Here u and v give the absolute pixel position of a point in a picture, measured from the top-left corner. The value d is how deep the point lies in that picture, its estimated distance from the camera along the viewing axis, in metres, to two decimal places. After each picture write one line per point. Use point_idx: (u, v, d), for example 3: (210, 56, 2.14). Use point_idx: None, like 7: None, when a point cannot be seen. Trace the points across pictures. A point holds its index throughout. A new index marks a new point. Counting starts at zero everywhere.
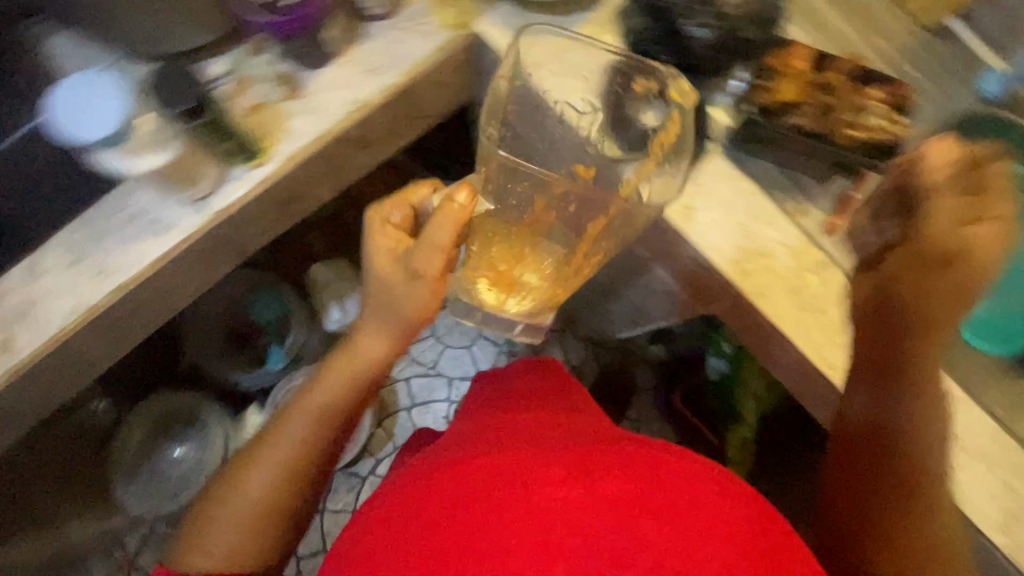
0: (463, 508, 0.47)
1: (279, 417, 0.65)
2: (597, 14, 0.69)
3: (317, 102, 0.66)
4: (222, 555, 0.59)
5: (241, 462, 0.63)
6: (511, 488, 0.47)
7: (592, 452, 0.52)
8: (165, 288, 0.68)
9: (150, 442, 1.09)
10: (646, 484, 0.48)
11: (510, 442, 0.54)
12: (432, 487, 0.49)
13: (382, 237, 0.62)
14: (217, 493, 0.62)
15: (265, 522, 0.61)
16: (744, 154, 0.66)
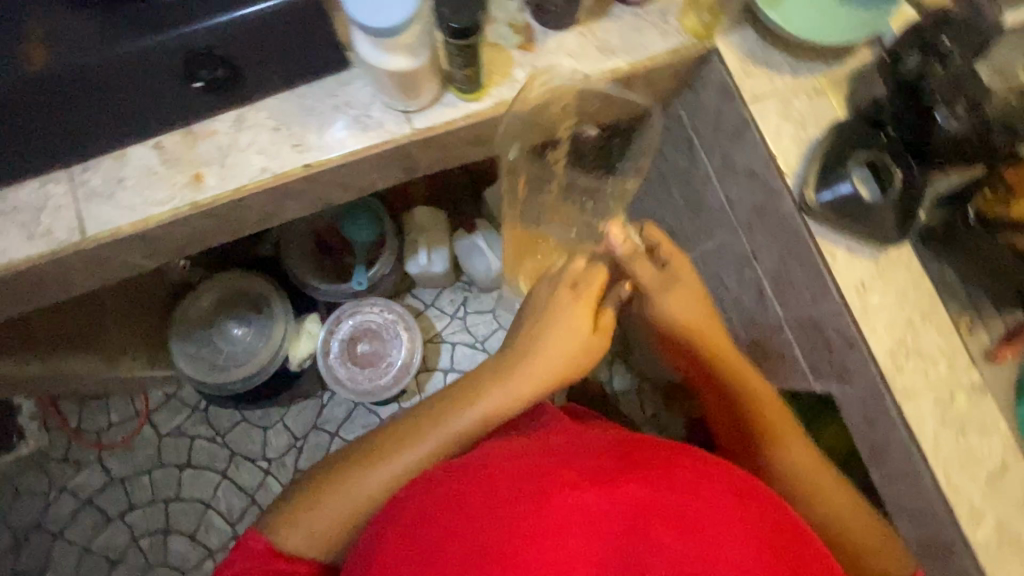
0: (483, 516, 0.44)
1: (408, 425, 0.61)
2: (832, 68, 0.68)
3: (544, 61, 0.67)
4: (313, 546, 0.57)
5: (358, 457, 0.59)
6: (526, 487, 0.46)
7: (610, 454, 0.50)
8: (338, 181, 0.70)
9: (216, 312, 1.25)
10: (673, 486, 0.46)
11: (528, 446, 0.53)
12: (453, 494, 0.47)
13: (576, 305, 0.65)
14: (326, 478, 0.59)
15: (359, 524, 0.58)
16: (934, 256, 0.65)
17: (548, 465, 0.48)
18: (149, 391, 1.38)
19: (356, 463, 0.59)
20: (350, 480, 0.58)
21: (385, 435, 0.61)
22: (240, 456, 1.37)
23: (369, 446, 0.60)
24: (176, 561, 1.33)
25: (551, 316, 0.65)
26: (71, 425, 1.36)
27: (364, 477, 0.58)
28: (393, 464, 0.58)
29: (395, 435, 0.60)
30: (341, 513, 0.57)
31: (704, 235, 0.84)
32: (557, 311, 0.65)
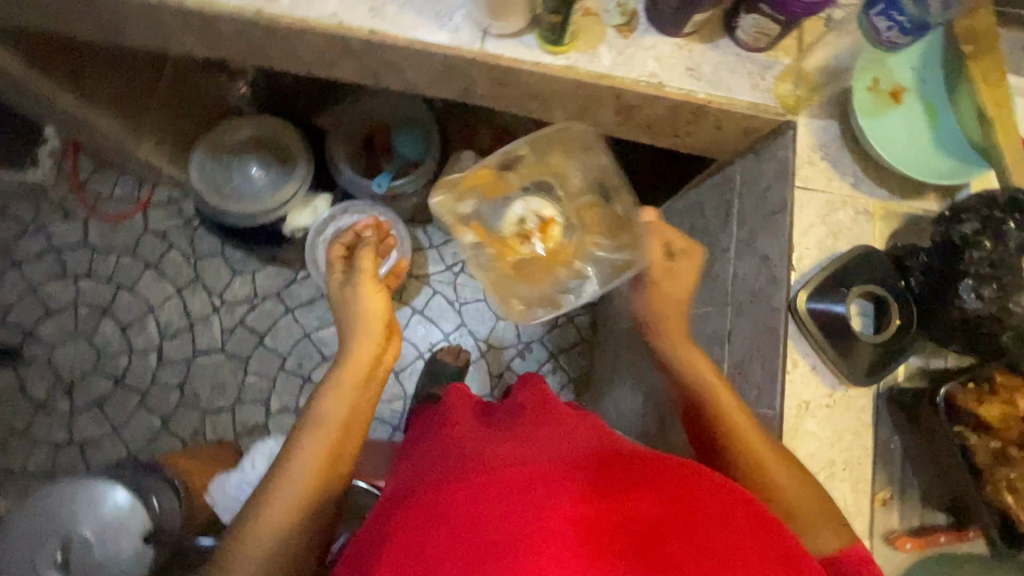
0: (470, 536, 0.40)
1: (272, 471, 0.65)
2: (891, 201, 0.66)
3: (632, 53, 0.66)
4: None
5: (250, 504, 0.62)
6: (519, 510, 0.41)
7: (599, 459, 0.46)
8: (394, 64, 0.70)
9: (245, 144, 1.25)
10: (672, 502, 0.43)
11: (512, 447, 0.47)
12: (441, 512, 0.42)
13: (365, 291, 0.81)
14: (233, 537, 0.61)
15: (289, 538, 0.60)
16: (888, 418, 0.62)
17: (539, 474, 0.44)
18: (157, 186, 1.42)
19: (247, 517, 0.61)
20: (250, 532, 0.60)
21: (264, 485, 0.63)
22: (200, 284, 1.40)
23: (259, 494, 0.62)
24: (98, 341, 1.37)
25: (361, 316, 0.79)
26: (78, 179, 1.41)
27: (262, 522, 0.60)
28: (281, 504, 0.61)
29: (272, 480, 0.63)
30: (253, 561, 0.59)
31: (697, 299, 0.82)
32: (358, 296, 0.81)
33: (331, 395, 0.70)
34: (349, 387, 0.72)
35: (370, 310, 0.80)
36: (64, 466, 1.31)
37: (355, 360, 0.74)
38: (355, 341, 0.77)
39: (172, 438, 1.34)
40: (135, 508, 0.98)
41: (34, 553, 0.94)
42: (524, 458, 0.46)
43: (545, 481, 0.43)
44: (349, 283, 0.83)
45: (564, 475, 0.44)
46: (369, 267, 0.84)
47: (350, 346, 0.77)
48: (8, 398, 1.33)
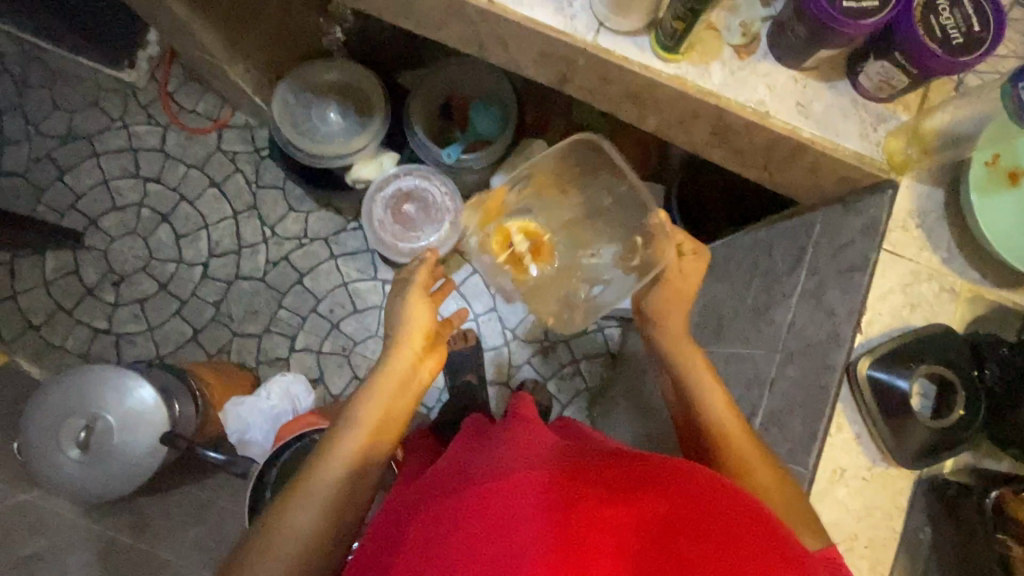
0: (493, 534, 0.43)
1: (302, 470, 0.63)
2: (981, 286, 0.63)
3: (744, 76, 0.64)
4: None
5: (278, 502, 0.61)
6: (537, 515, 0.43)
7: (607, 469, 0.49)
8: (502, 37, 0.70)
9: (329, 86, 1.28)
10: (682, 501, 0.46)
11: (523, 458, 0.51)
12: (463, 514, 0.45)
13: (416, 300, 0.77)
14: (256, 533, 0.59)
15: (319, 539, 0.59)
16: (924, 505, 0.60)
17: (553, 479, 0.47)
18: (237, 110, 1.46)
19: (274, 514, 0.60)
20: (275, 532, 0.58)
21: (295, 484, 0.62)
22: (256, 212, 1.44)
23: (289, 492, 0.61)
24: (152, 243, 1.43)
25: (406, 326, 0.76)
26: (167, 87, 1.46)
27: (291, 523, 0.59)
28: (313, 505, 0.60)
29: (303, 477, 0.62)
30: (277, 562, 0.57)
31: (743, 339, 0.80)
32: (410, 307, 0.77)
33: (369, 398, 0.69)
34: (387, 391, 0.70)
35: (417, 321, 0.76)
36: (97, 352, 1.38)
37: (395, 368, 0.73)
38: (396, 348, 0.74)
39: (199, 350, 1.39)
40: (159, 407, 1.03)
41: (60, 426, 1.00)
42: (534, 467, 0.49)
43: (558, 485, 0.46)
44: (401, 293, 0.79)
45: (577, 483, 0.46)
46: (422, 278, 0.79)
47: (390, 356, 0.74)
48: (62, 277, 1.40)
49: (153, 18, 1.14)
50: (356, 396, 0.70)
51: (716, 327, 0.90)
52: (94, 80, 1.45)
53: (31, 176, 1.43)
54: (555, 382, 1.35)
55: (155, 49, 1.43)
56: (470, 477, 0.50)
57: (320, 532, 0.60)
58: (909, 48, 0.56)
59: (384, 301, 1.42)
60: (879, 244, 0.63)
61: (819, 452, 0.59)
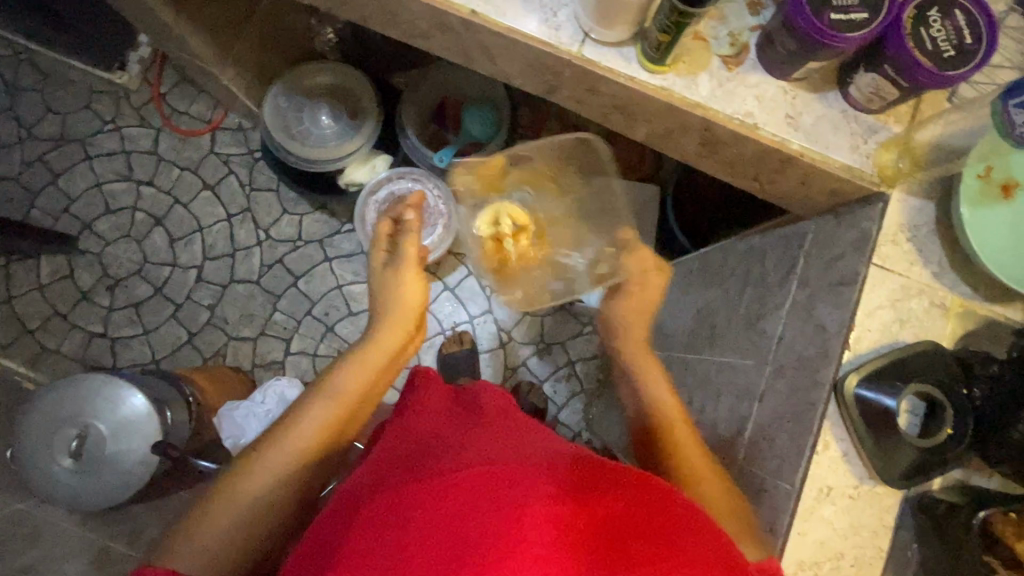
0: (446, 522, 0.44)
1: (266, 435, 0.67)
2: (972, 300, 0.62)
3: (732, 87, 0.63)
4: (222, 538, 0.61)
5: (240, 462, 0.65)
6: (496, 511, 0.44)
7: (564, 467, 0.50)
8: (487, 47, 0.68)
9: (320, 90, 1.26)
10: (635, 511, 0.47)
11: (483, 454, 0.51)
12: (419, 499, 0.46)
13: (403, 274, 0.83)
14: (215, 488, 0.64)
15: (268, 504, 0.64)
16: (910, 522, 0.59)
17: (512, 475, 0.48)
18: (229, 112, 1.45)
19: (235, 471, 0.64)
20: (233, 488, 0.63)
21: (260, 445, 0.66)
22: (250, 215, 1.44)
23: (253, 452, 0.66)
24: (146, 247, 1.42)
25: (391, 307, 0.80)
26: (159, 89, 1.45)
27: (248, 483, 0.63)
28: (272, 469, 0.64)
29: (268, 442, 0.66)
30: (227, 516, 0.62)
31: (735, 348, 0.79)
32: (397, 286, 0.81)
33: (344, 373, 0.72)
34: (364, 369, 0.74)
35: (404, 304, 0.80)
36: (93, 356, 1.38)
37: (377, 347, 0.76)
38: (383, 329, 0.78)
39: (194, 354, 1.39)
40: (150, 415, 1.02)
41: (52, 436, 1.00)
42: (495, 464, 0.49)
43: (518, 482, 0.47)
44: (392, 266, 0.84)
45: (536, 479, 0.47)
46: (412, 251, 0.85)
47: (374, 335, 0.77)
48: (56, 281, 1.40)
49: (141, 21, 1.13)
50: (333, 369, 0.73)
51: (708, 334, 0.89)
52: (86, 82, 1.44)
53: (23, 180, 1.42)
54: (551, 384, 1.35)
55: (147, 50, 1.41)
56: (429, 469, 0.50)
57: (272, 493, 0.64)
58: (897, 62, 0.55)
59: None
60: (870, 259, 0.62)
61: (806, 469, 0.59)
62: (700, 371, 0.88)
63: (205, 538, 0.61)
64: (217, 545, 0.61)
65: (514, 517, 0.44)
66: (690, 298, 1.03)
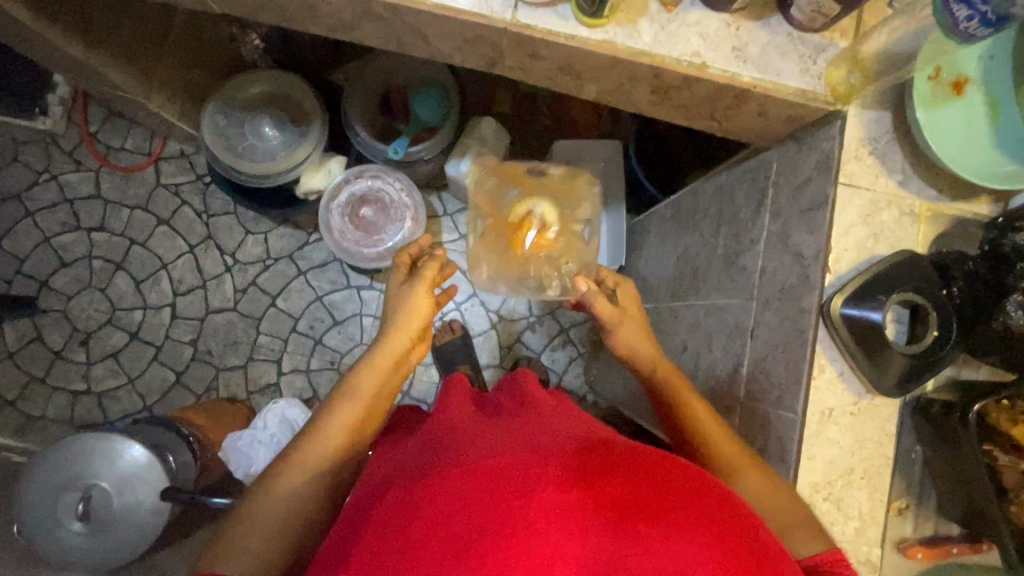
0: (452, 513, 0.44)
1: (296, 442, 0.65)
2: (939, 203, 0.63)
3: (675, 29, 0.61)
4: (257, 551, 0.58)
5: (271, 471, 0.63)
6: (502, 500, 0.44)
7: (577, 450, 0.50)
8: (420, 28, 0.65)
9: (258, 100, 1.20)
10: (648, 491, 0.46)
11: (492, 444, 0.51)
12: (427, 493, 0.46)
13: (417, 288, 0.77)
14: (249, 502, 0.61)
15: (303, 512, 0.61)
16: (910, 426, 0.62)
17: (520, 463, 0.47)
18: (168, 139, 1.38)
19: (265, 484, 0.62)
20: (269, 500, 0.60)
21: (288, 454, 0.64)
22: (213, 242, 1.39)
23: (283, 462, 0.63)
24: (112, 295, 1.37)
25: (401, 319, 0.76)
26: (88, 129, 1.37)
27: (283, 491, 0.61)
28: (305, 475, 0.63)
29: (296, 451, 0.64)
30: (272, 521, 0.59)
31: (721, 288, 0.79)
32: (404, 297, 0.77)
33: (361, 375, 0.71)
34: (377, 373, 0.72)
35: (413, 311, 0.76)
36: (82, 414, 1.34)
37: (388, 350, 0.74)
38: (393, 335, 0.75)
39: (186, 393, 1.36)
40: (152, 463, 1.00)
41: (57, 503, 0.98)
42: (501, 454, 0.49)
43: (526, 471, 0.46)
44: (406, 285, 0.78)
45: (546, 465, 0.47)
46: (429, 272, 0.79)
47: (384, 340, 0.75)
48: (26, 346, 1.35)
49: (50, 60, 1.06)
50: (348, 373, 0.72)
51: (692, 279, 0.90)
52: (9, 134, 1.36)
53: None
54: (548, 355, 1.35)
55: (66, 90, 1.33)
56: (437, 464, 0.50)
57: (310, 495, 0.62)
58: None
59: (361, 307, 1.39)
60: (836, 180, 0.62)
61: (807, 394, 0.60)
62: (690, 317, 0.89)
63: (244, 551, 0.58)
64: (257, 551, 0.58)
65: (520, 508, 0.44)
66: (669, 246, 1.03)
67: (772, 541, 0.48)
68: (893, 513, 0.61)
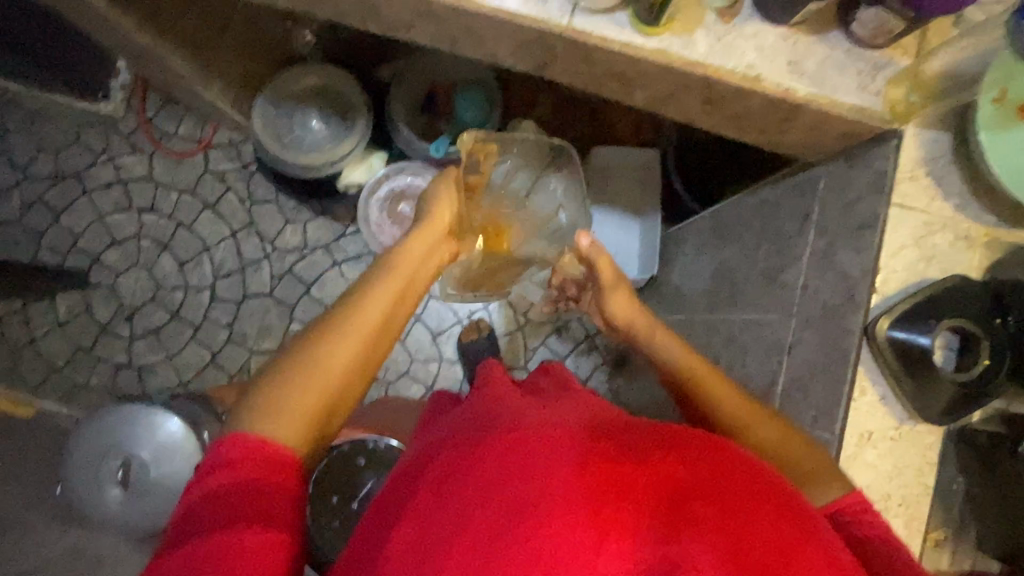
0: (501, 479, 0.45)
1: (329, 313, 0.64)
2: (997, 229, 0.61)
3: (731, 40, 0.61)
4: (285, 410, 0.56)
5: (305, 337, 0.61)
6: (549, 470, 0.45)
7: (624, 431, 0.50)
8: (477, 29, 0.67)
9: (308, 94, 1.23)
10: (702, 472, 0.46)
11: (537, 417, 0.51)
12: (475, 455, 0.47)
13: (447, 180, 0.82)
14: (281, 367, 0.59)
15: (335, 377, 0.60)
16: (951, 457, 0.60)
17: (568, 436, 0.48)
18: (219, 128, 1.44)
19: (308, 345, 0.60)
20: (314, 361, 0.59)
21: (330, 320, 0.63)
22: (254, 229, 1.43)
23: (326, 326, 0.62)
24: (157, 273, 1.43)
25: (432, 216, 0.79)
26: (146, 114, 1.43)
27: (331, 353, 0.60)
28: (343, 343, 0.61)
29: (339, 317, 0.63)
30: (306, 382, 0.58)
31: (758, 304, 0.78)
32: (440, 196, 0.80)
33: (398, 258, 0.71)
34: (412, 261, 0.73)
35: (443, 206, 0.80)
36: (123, 386, 1.40)
37: (424, 237, 0.76)
38: (421, 231, 0.76)
39: (220, 372, 1.41)
40: (188, 436, 1.04)
41: (99, 467, 1.02)
42: (549, 428, 0.49)
43: (576, 445, 0.47)
44: (433, 190, 0.81)
45: (593, 441, 0.48)
46: (453, 172, 0.83)
47: (419, 231, 0.77)
48: (75, 317, 1.41)
49: (118, 46, 1.11)
50: (384, 256, 0.72)
51: (727, 293, 0.89)
52: (73, 115, 1.44)
53: (27, 223, 1.42)
54: (573, 360, 1.35)
55: (128, 77, 1.40)
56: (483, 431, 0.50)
57: (353, 359, 0.61)
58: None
59: None
60: (891, 200, 0.60)
61: (846, 415, 0.59)
62: (723, 330, 0.88)
63: (274, 406, 0.56)
64: (288, 410, 0.57)
65: (573, 478, 0.44)
66: (704, 258, 1.02)
67: (830, 533, 0.46)
68: (929, 544, 0.60)
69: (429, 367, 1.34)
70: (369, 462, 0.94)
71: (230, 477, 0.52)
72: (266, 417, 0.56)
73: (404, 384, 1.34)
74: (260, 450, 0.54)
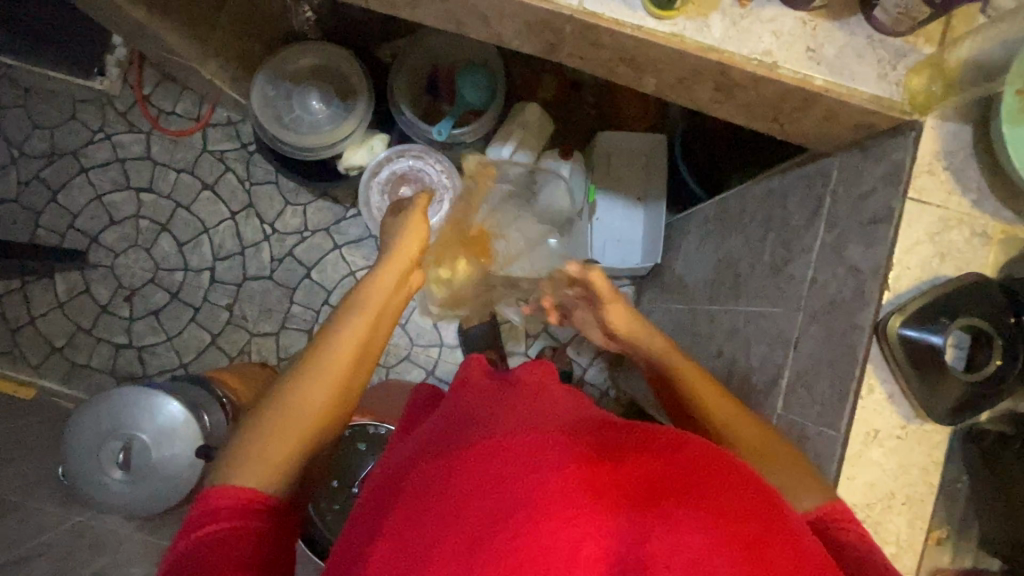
0: (478, 492, 0.44)
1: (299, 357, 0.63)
2: (1014, 225, 0.60)
3: (747, 25, 0.59)
4: (260, 455, 0.55)
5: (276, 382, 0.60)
6: (526, 480, 0.44)
7: (604, 437, 0.49)
8: (484, 10, 0.64)
9: (308, 73, 1.21)
10: (681, 477, 0.45)
11: (516, 425, 0.50)
12: (452, 470, 0.46)
13: (415, 215, 0.80)
14: (257, 412, 0.58)
15: (311, 420, 0.58)
16: (956, 456, 0.60)
17: (544, 446, 0.47)
18: (217, 106, 1.40)
19: (280, 393, 0.59)
20: (288, 402, 0.58)
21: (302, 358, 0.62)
22: (253, 211, 1.42)
23: (298, 367, 0.61)
24: (156, 254, 1.42)
25: (398, 247, 0.76)
26: (141, 91, 1.40)
27: (304, 393, 0.59)
28: (315, 384, 0.60)
29: (308, 358, 0.62)
30: (280, 425, 0.57)
31: (764, 296, 0.77)
32: (408, 224, 0.79)
33: (366, 292, 0.69)
34: (382, 290, 0.70)
35: (410, 236, 0.78)
36: (123, 367, 1.39)
37: (395, 264, 0.74)
38: (390, 257, 0.75)
39: (220, 354, 1.40)
40: (188, 420, 1.03)
41: (100, 448, 1.02)
42: (532, 434, 0.48)
43: (554, 454, 0.46)
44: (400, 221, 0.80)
45: (571, 448, 0.47)
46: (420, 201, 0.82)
47: (388, 256, 0.76)
48: (74, 298, 1.40)
49: (113, 21, 1.08)
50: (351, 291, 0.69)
51: (733, 283, 0.87)
52: (68, 91, 1.41)
53: (24, 201, 1.41)
54: (574, 347, 1.34)
55: (123, 52, 1.35)
56: (464, 442, 0.49)
57: (328, 401, 0.60)
58: None
59: None
60: (907, 194, 0.59)
61: (853, 413, 0.59)
62: (727, 322, 0.87)
63: (250, 451, 0.55)
64: (263, 454, 0.55)
65: (551, 489, 0.43)
66: (709, 247, 1.00)
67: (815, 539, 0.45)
68: (929, 541, 0.60)
69: (429, 352, 1.34)
70: (369, 448, 0.94)
71: (215, 529, 0.50)
72: (243, 464, 0.54)
73: (405, 369, 1.33)
74: (234, 496, 0.52)
